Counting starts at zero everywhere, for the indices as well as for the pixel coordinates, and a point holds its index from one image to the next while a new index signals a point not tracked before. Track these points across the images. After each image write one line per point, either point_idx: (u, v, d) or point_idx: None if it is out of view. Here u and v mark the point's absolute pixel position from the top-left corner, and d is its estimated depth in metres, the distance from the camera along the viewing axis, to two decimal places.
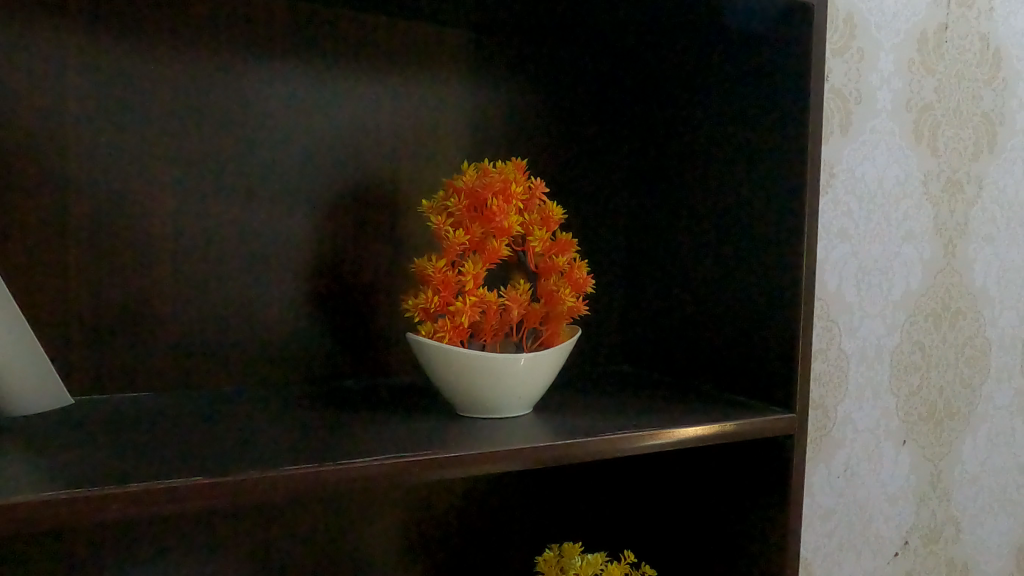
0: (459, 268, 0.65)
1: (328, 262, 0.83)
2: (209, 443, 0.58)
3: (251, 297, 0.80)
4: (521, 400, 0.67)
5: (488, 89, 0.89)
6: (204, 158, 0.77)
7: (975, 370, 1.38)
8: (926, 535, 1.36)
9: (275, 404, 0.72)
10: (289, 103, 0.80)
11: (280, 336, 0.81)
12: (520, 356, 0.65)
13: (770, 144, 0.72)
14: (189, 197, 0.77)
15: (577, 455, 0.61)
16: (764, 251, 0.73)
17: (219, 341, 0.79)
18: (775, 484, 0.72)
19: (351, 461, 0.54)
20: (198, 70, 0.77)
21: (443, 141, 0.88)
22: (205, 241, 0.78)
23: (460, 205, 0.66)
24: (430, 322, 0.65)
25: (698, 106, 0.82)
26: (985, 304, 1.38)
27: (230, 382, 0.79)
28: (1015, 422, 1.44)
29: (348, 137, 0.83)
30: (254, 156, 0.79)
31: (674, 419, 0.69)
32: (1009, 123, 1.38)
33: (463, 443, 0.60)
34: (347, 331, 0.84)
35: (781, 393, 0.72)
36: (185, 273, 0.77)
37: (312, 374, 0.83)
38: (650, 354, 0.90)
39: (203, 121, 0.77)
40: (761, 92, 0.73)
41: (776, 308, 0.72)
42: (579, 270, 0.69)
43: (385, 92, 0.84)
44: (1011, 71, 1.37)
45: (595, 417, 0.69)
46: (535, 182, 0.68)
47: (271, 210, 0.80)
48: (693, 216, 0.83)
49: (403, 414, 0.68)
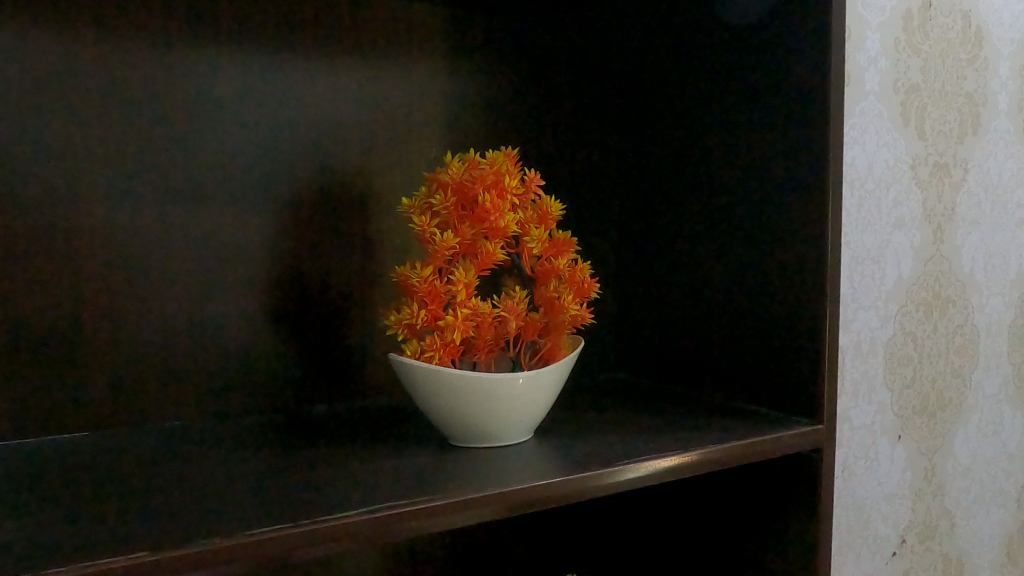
0: (448, 277, 0.56)
1: (292, 272, 0.73)
2: (159, 503, 0.48)
3: (204, 317, 0.70)
4: (522, 426, 0.59)
5: (464, 74, 0.80)
6: (141, 160, 0.67)
7: (965, 360, 1.34)
8: (922, 531, 1.31)
9: (239, 443, 0.63)
10: (241, 91, 0.70)
11: (240, 360, 0.71)
12: (518, 375, 0.57)
13: (788, 128, 0.65)
14: (126, 206, 0.66)
15: (597, 489, 0.53)
16: (784, 247, 0.66)
17: (167, 371, 0.68)
18: (802, 504, 0.65)
19: (334, 517, 0.45)
20: (130, 58, 0.66)
21: (418, 133, 0.78)
22: (146, 254, 0.67)
23: (446, 203, 0.57)
24: (416, 340, 0.56)
25: (697, 88, 0.75)
26: (973, 291, 1.33)
27: (182, 415, 0.69)
28: (1004, 411, 1.41)
29: (310, 130, 0.73)
30: (202, 156, 0.69)
31: (693, 437, 0.61)
32: (991, 104, 1.33)
33: (462, 481, 0.52)
34: (317, 349, 0.75)
35: (807, 403, 0.65)
36: (125, 291, 0.67)
37: (278, 401, 0.73)
38: (652, 362, 0.83)
39: (139, 117, 0.66)
40: (775, 70, 0.66)
41: (800, 309, 0.65)
42: (581, 272, 0.61)
43: (351, 78, 0.75)
44: (992, 51, 1.33)
45: (606, 440, 0.61)
46: (529, 175, 0.60)
47: (224, 216, 0.70)
48: (696, 209, 0.76)
49: (389, 448, 0.59)
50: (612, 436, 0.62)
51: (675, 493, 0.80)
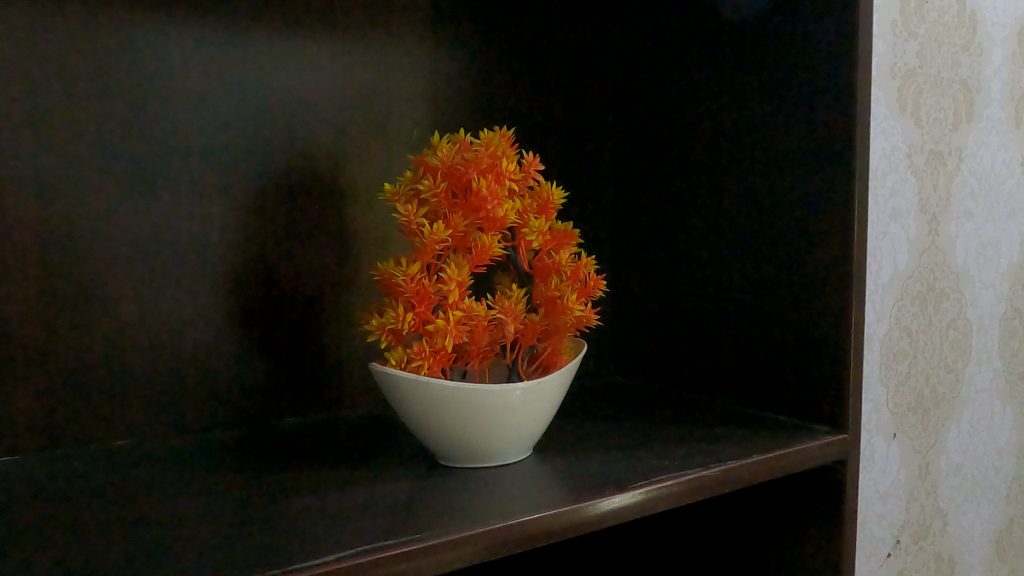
0: (438, 274, 0.49)
1: (258, 271, 0.66)
2: (101, 553, 0.41)
3: (157, 323, 0.62)
4: (520, 442, 0.52)
5: (449, 51, 0.73)
6: (84, 147, 0.59)
7: (959, 354, 1.16)
8: (916, 531, 1.14)
9: (200, 467, 0.55)
10: (202, 70, 0.62)
11: (200, 370, 0.64)
12: (516, 385, 0.50)
13: (813, 112, 0.59)
14: (72, 200, 0.58)
15: (611, 515, 0.47)
16: (805, 242, 0.60)
17: (119, 385, 0.61)
18: (825, 521, 0.59)
19: (315, 565, 0.38)
20: (74, 33, 0.58)
21: (397, 115, 0.71)
22: (94, 254, 0.59)
23: (436, 189, 0.50)
24: (402, 347, 0.49)
25: (705, 67, 0.68)
26: (966, 283, 1.16)
27: (137, 433, 0.62)
28: (996, 405, 1.24)
29: (278, 112, 0.66)
30: (159, 143, 0.61)
31: (710, 451, 0.55)
32: (986, 91, 1.17)
33: (460, 511, 0.45)
34: (288, 356, 0.67)
35: (830, 412, 0.59)
36: (71, 297, 0.59)
37: (242, 415, 0.66)
38: (654, 364, 0.77)
39: (83, 98, 0.58)
40: (796, 50, 0.60)
41: (823, 307, 0.59)
42: (586, 268, 0.54)
43: (324, 55, 0.67)
44: (987, 36, 1.17)
45: (614, 456, 0.54)
46: (527, 158, 0.53)
47: (180, 209, 0.62)
48: (703, 199, 0.70)
49: (370, 471, 0.52)
50: (619, 451, 0.55)
51: (681, 510, 0.74)
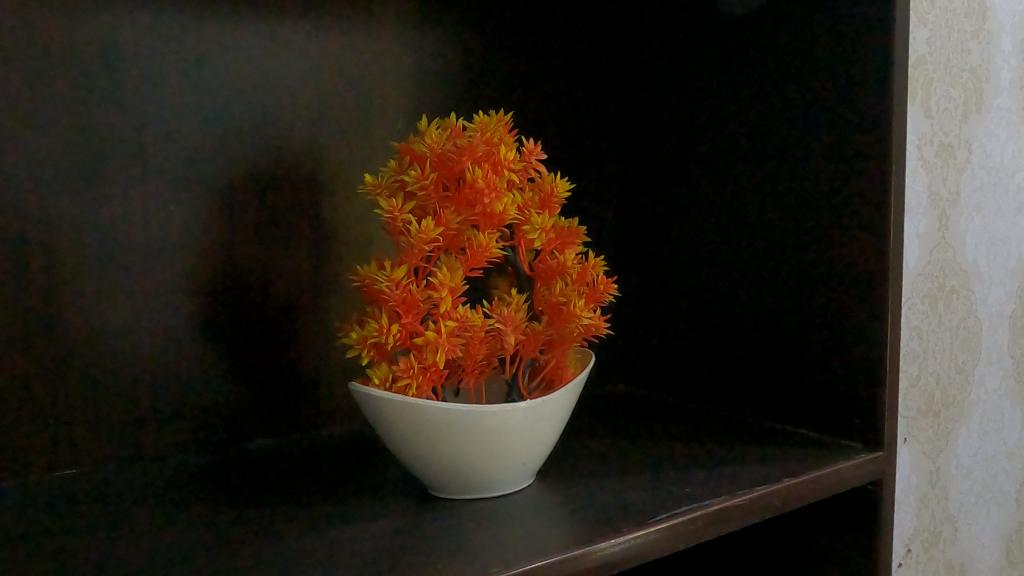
0: (428, 279, 0.43)
1: (229, 277, 0.59)
2: None
3: (117, 337, 0.56)
4: (522, 469, 0.46)
5: (432, 34, 0.66)
6: (27, 142, 0.52)
7: (969, 355, 0.98)
8: (927, 540, 0.95)
9: (161, 499, 0.49)
10: (166, 55, 0.56)
11: (168, 388, 0.57)
12: (517, 405, 0.44)
13: (845, 97, 0.54)
14: (21, 203, 0.52)
15: (631, 554, 0.41)
16: (833, 240, 0.55)
17: (76, 406, 0.54)
18: (858, 547, 0.54)
19: None
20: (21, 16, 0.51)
21: (375, 103, 0.64)
22: (47, 260, 0.53)
23: (425, 180, 0.43)
24: (386, 363, 0.43)
25: (721, 51, 0.62)
26: (976, 280, 0.98)
27: (97, 457, 0.55)
28: (1006, 405, 1.06)
29: (246, 101, 0.59)
30: (120, 138, 0.55)
31: (735, 473, 0.49)
32: (995, 81, 1.00)
33: (461, 553, 0.39)
34: (264, 369, 0.61)
35: (862, 427, 0.54)
36: (19, 310, 0.52)
37: (208, 438, 0.59)
38: (664, 374, 0.71)
39: (20, 84, 0.52)
40: (825, 33, 0.55)
41: (856, 312, 0.54)
42: (594, 270, 0.47)
43: (297, 39, 0.61)
44: (996, 22, 0.99)
45: (625, 482, 0.48)
46: (528, 145, 0.47)
47: (134, 209, 0.56)
48: (718, 195, 0.64)
49: (352, 506, 0.46)
50: (630, 475, 0.50)
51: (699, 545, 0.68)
